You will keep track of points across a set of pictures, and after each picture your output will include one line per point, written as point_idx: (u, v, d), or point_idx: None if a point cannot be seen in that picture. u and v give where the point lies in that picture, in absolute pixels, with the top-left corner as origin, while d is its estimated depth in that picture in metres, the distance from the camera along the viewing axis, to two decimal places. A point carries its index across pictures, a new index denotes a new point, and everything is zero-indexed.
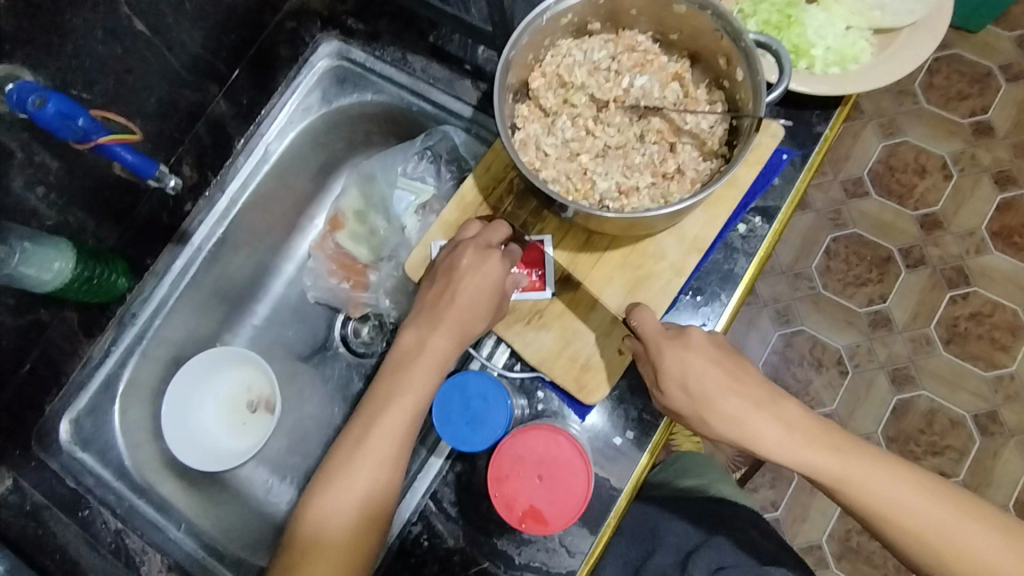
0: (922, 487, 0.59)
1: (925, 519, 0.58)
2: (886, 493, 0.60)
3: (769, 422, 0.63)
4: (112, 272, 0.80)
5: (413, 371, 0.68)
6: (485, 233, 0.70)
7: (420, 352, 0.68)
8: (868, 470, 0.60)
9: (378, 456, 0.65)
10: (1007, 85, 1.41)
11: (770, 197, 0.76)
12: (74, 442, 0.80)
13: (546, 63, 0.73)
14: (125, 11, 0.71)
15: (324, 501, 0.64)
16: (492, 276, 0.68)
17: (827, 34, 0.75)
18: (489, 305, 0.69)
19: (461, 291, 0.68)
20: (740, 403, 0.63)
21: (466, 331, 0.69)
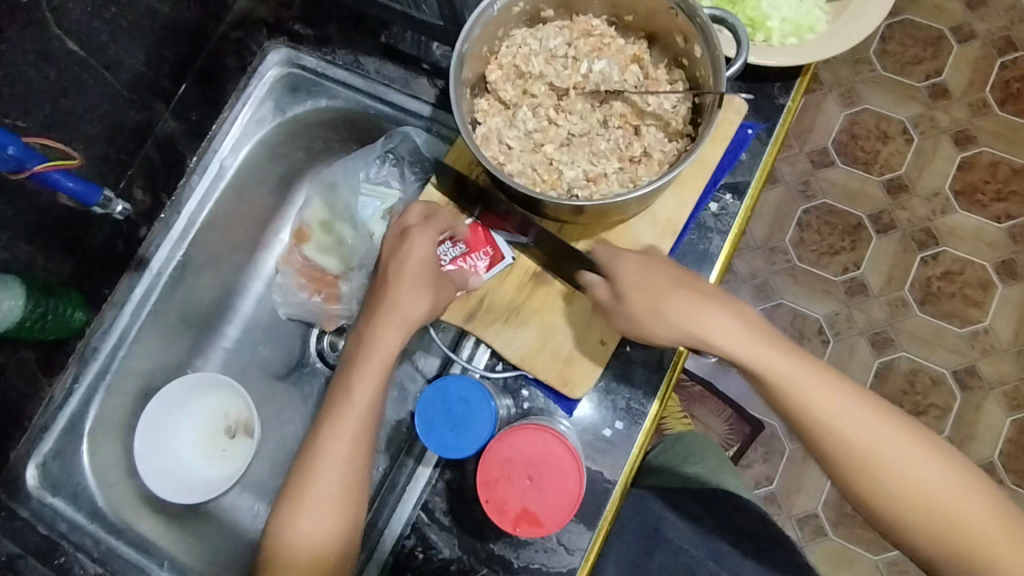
0: (924, 454, 0.60)
1: (879, 451, 0.59)
2: (881, 445, 0.60)
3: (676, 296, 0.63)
4: (66, 305, 0.76)
5: (366, 367, 0.65)
6: (410, 215, 0.70)
7: (377, 348, 0.66)
8: (855, 412, 0.60)
9: (349, 466, 0.63)
10: (959, 46, 1.42)
11: (739, 172, 0.75)
12: (43, 487, 0.77)
13: (502, 55, 0.71)
14: (55, 32, 0.68)
15: (300, 520, 0.62)
16: (422, 253, 0.67)
17: (782, 4, 0.73)
18: (429, 285, 0.67)
19: (398, 270, 0.67)
20: (641, 277, 0.64)
21: (405, 315, 0.66)
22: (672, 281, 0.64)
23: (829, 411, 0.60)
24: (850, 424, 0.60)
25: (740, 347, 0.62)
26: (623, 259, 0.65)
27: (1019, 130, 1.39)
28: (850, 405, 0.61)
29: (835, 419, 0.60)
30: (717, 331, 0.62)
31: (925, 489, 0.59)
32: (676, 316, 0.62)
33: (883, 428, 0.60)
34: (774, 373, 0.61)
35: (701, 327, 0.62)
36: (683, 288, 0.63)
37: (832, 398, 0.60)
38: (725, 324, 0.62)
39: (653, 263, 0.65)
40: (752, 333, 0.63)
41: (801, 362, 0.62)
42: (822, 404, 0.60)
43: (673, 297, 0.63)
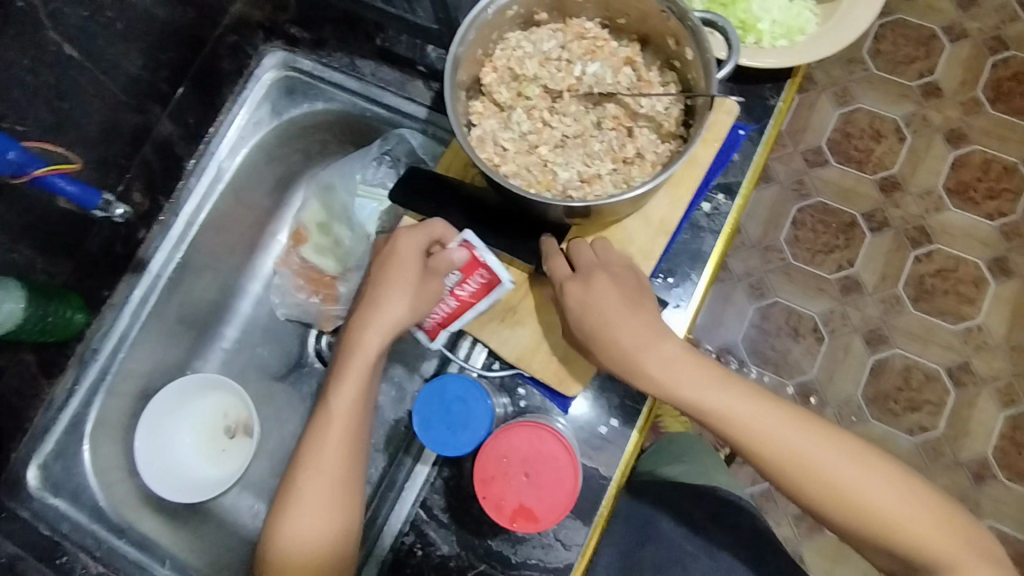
0: (851, 465, 0.61)
1: (809, 464, 0.61)
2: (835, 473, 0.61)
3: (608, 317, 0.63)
4: (67, 308, 0.76)
5: (347, 378, 0.66)
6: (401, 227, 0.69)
7: (356, 357, 0.66)
8: (780, 431, 0.62)
9: (337, 473, 0.65)
10: (951, 45, 1.44)
11: (732, 173, 0.77)
12: (45, 488, 0.77)
13: (496, 57, 0.72)
14: (54, 37, 0.69)
15: (291, 523, 0.63)
16: (403, 252, 0.66)
17: (772, 7, 0.76)
18: (407, 288, 0.66)
19: (380, 270, 0.67)
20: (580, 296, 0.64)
21: (387, 320, 0.66)
22: (629, 325, 0.63)
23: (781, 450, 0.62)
24: (807, 460, 0.61)
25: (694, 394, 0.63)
26: (584, 301, 0.64)
27: (1010, 129, 1.41)
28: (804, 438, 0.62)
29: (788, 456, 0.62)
30: (671, 380, 0.63)
31: (858, 497, 0.60)
32: (630, 362, 0.63)
33: (835, 456, 0.61)
34: (730, 420, 0.63)
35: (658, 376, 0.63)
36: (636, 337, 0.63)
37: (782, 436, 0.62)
38: (675, 371, 0.63)
39: (611, 301, 0.64)
40: (705, 377, 0.64)
41: (755, 404, 0.63)
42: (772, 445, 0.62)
43: (626, 348, 0.63)
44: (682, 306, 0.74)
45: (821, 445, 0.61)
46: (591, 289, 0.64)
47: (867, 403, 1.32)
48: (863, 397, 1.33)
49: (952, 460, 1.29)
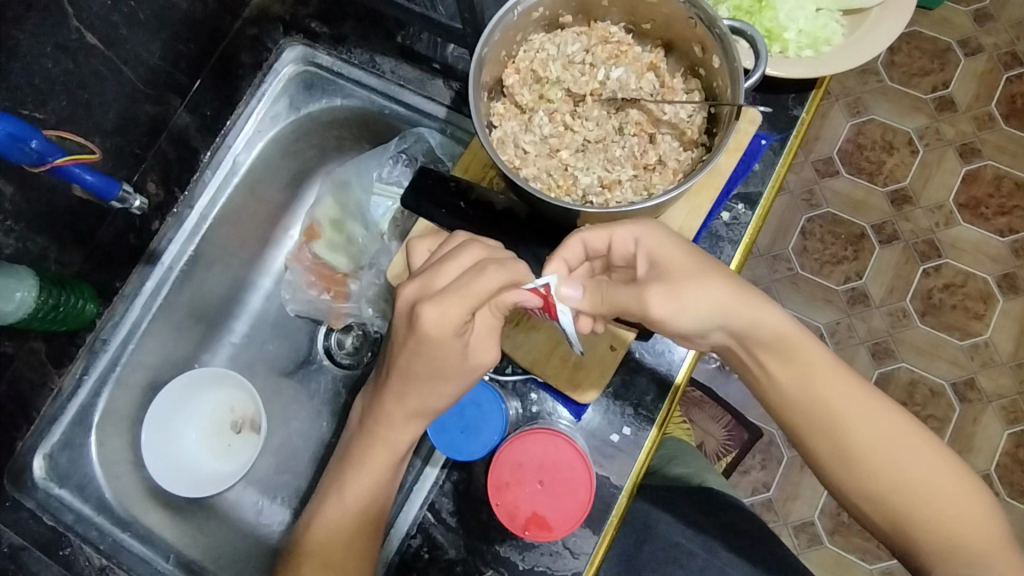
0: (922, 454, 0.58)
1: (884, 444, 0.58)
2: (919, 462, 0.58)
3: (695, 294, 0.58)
4: (78, 298, 0.76)
5: (371, 456, 0.63)
6: (443, 275, 0.58)
7: (382, 444, 0.63)
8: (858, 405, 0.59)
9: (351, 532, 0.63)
10: (966, 59, 1.43)
11: (752, 182, 0.76)
12: (50, 478, 0.77)
13: (520, 59, 0.72)
14: (75, 24, 0.68)
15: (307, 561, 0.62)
16: (444, 337, 0.57)
17: (799, 17, 0.75)
18: (450, 378, 0.60)
19: (412, 356, 0.59)
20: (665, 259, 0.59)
21: (418, 407, 0.62)
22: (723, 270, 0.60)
23: (863, 415, 0.59)
24: (885, 439, 0.59)
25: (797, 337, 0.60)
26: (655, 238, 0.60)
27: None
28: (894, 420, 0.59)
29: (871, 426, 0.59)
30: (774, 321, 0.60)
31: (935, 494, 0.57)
32: (722, 298, 0.59)
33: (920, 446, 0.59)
34: (826, 372, 0.60)
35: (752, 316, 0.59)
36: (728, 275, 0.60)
37: (872, 408, 0.59)
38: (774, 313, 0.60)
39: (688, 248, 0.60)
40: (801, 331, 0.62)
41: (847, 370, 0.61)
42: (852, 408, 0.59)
43: (725, 281, 0.59)
44: None
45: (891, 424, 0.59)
46: (666, 241, 0.60)
47: None
48: None
49: None
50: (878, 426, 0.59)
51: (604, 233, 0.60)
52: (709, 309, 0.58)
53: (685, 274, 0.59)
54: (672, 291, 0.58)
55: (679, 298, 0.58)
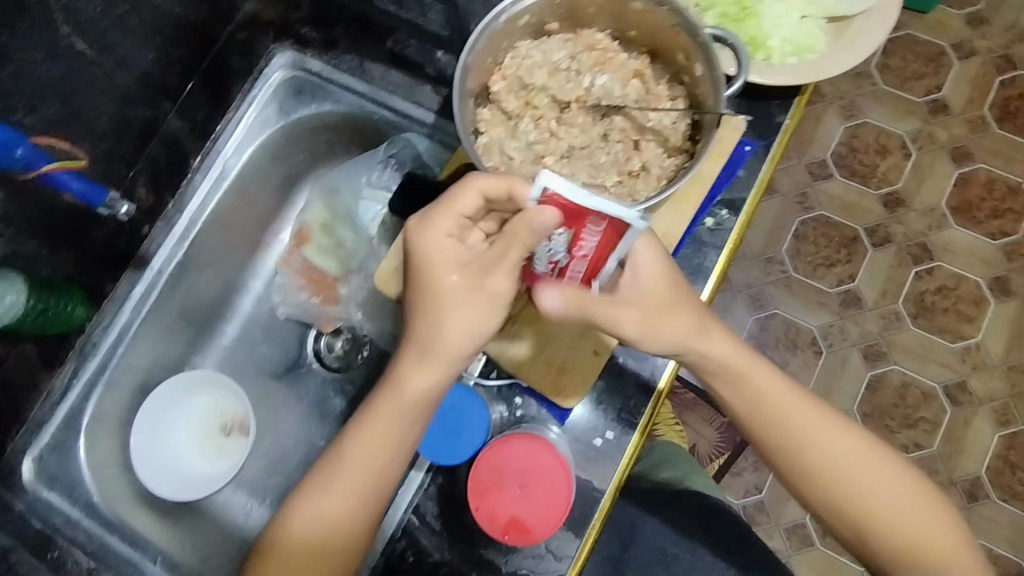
0: (857, 455, 0.64)
1: (823, 447, 0.64)
2: (891, 483, 0.63)
3: (679, 323, 0.62)
4: (68, 301, 0.77)
5: (388, 404, 0.63)
6: (463, 206, 0.59)
7: (401, 392, 0.63)
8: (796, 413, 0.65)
9: (361, 485, 0.64)
10: (959, 63, 1.44)
11: (736, 189, 0.76)
12: (39, 480, 0.77)
13: (506, 66, 0.73)
14: (65, 31, 0.69)
15: (312, 517, 0.63)
16: (448, 257, 0.60)
17: (783, 24, 0.76)
18: (466, 304, 0.60)
19: (437, 288, 0.60)
20: (665, 293, 0.62)
21: (440, 346, 0.61)
22: (697, 304, 0.64)
23: (835, 443, 0.64)
24: (825, 442, 0.64)
25: (764, 373, 0.65)
26: (638, 258, 0.61)
27: (1016, 149, 1.41)
28: (865, 442, 0.65)
29: (842, 451, 0.64)
30: (744, 358, 0.65)
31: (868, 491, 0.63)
32: (698, 332, 0.63)
33: (890, 465, 0.64)
34: (768, 382, 0.65)
35: (726, 350, 0.65)
36: (705, 311, 0.65)
37: (846, 434, 0.64)
38: (745, 348, 0.66)
39: (668, 270, 0.62)
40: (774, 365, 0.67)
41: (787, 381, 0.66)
42: (822, 435, 0.64)
43: (701, 316, 0.64)
44: None
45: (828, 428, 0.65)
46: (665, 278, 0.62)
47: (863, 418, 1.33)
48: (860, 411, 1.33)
49: (946, 478, 1.30)
50: (853, 451, 0.64)
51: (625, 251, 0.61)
52: (674, 340, 0.62)
53: (656, 304, 0.61)
54: (642, 320, 0.61)
55: (647, 323, 0.61)
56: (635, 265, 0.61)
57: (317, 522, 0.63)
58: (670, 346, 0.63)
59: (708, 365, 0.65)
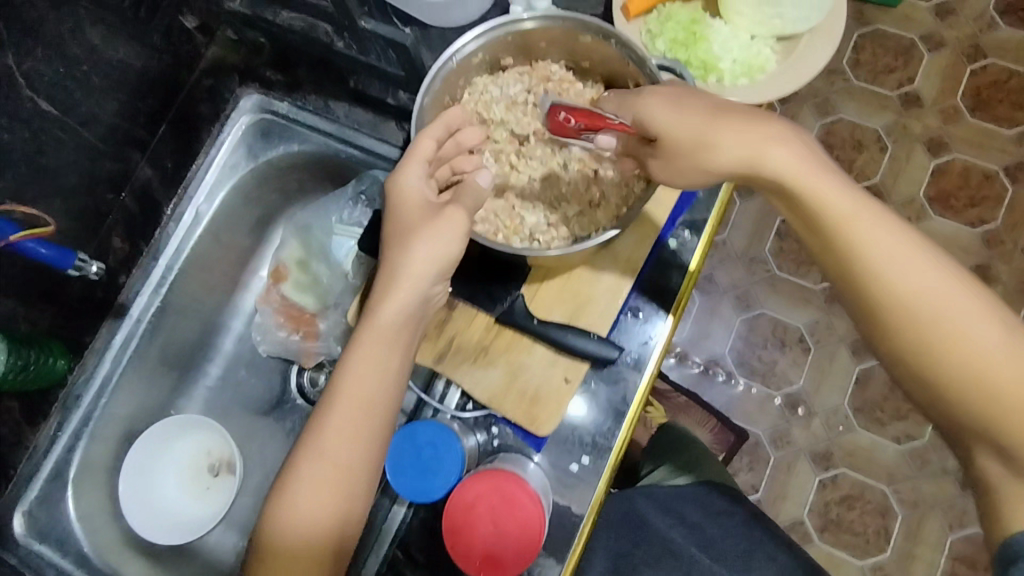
0: (937, 268, 0.50)
1: (879, 234, 0.51)
2: (992, 350, 0.48)
3: (731, 132, 0.56)
4: (48, 355, 0.78)
5: (366, 343, 0.62)
6: (421, 147, 0.65)
7: (377, 329, 0.62)
8: (827, 180, 0.53)
9: (353, 433, 0.61)
10: (929, 55, 1.41)
11: (697, 211, 0.76)
12: (30, 534, 0.79)
13: (464, 101, 0.74)
14: (28, 94, 0.70)
15: (304, 484, 0.60)
16: (414, 195, 0.65)
17: (732, 46, 0.77)
18: (435, 227, 0.62)
19: (403, 224, 0.63)
20: (699, 120, 0.58)
21: (413, 272, 0.62)
22: (744, 112, 0.57)
23: (922, 290, 0.50)
24: (914, 282, 0.50)
25: (839, 201, 0.52)
26: (682, 99, 0.60)
27: (991, 138, 1.38)
28: (965, 297, 0.50)
29: (927, 292, 0.50)
30: (817, 186, 0.53)
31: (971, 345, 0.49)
32: (755, 147, 0.55)
33: (996, 342, 0.49)
34: (858, 217, 0.52)
35: (790, 166, 0.54)
36: (759, 116, 0.56)
37: (934, 272, 0.50)
38: (818, 169, 0.53)
39: (714, 103, 0.59)
40: (855, 188, 0.54)
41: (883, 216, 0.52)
42: (907, 279, 0.51)
43: (750, 129, 0.55)
44: (651, 341, 0.74)
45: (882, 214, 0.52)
46: (703, 103, 0.59)
47: (853, 413, 1.29)
48: (850, 406, 1.29)
49: (937, 469, 1.26)
50: (948, 311, 0.50)
51: (659, 102, 0.60)
52: (740, 154, 0.56)
53: (687, 144, 0.58)
54: (667, 163, 0.61)
55: (696, 164, 0.59)
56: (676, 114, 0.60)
57: (324, 466, 0.60)
58: (732, 161, 0.56)
59: (762, 180, 0.56)
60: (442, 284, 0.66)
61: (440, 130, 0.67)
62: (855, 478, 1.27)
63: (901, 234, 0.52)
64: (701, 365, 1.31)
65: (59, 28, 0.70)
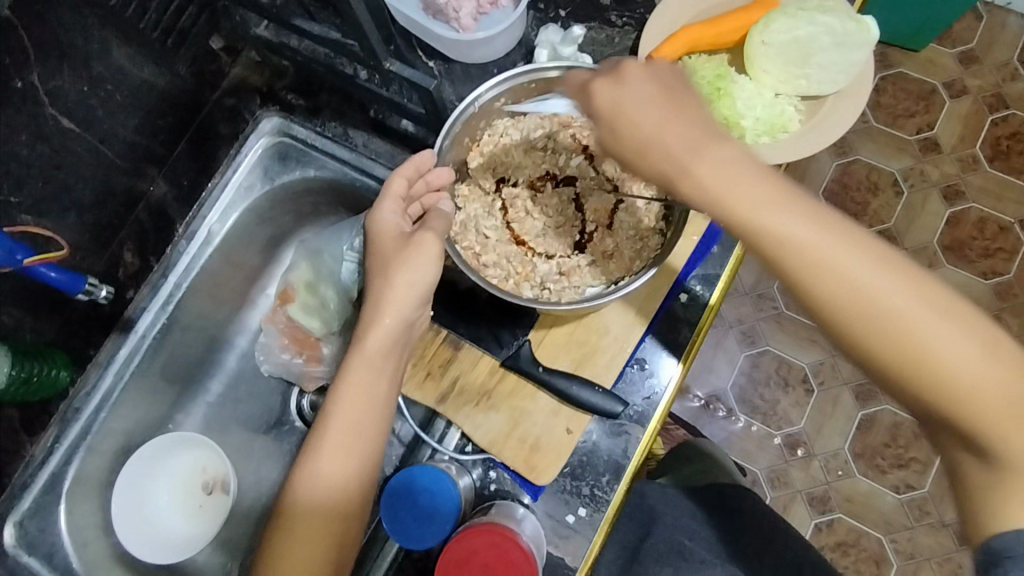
0: (868, 259, 0.48)
1: (801, 239, 0.48)
2: (944, 353, 0.46)
3: (667, 130, 0.52)
4: (51, 367, 0.78)
5: (353, 368, 0.65)
6: (398, 183, 0.67)
7: (364, 353, 0.65)
8: (747, 189, 0.49)
9: (344, 452, 0.64)
10: (951, 101, 1.38)
11: (710, 265, 0.75)
12: (20, 546, 0.78)
13: (484, 143, 0.74)
14: (50, 111, 0.71)
15: (298, 503, 0.63)
16: (389, 228, 0.66)
17: (756, 104, 0.77)
18: (409, 256, 0.64)
19: (385, 259, 0.65)
20: (653, 112, 0.53)
21: (395, 301, 0.64)
22: (678, 116, 0.52)
23: (852, 296, 0.48)
24: (844, 281, 0.48)
25: (757, 213, 0.49)
26: (630, 102, 0.53)
27: (1009, 188, 1.35)
28: (904, 292, 0.47)
29: (864, 302, 0.47)
30: (740, 209, 0.49)
31: (914, 334, 0.46)
32: (677, 178, 0.51)
33: (942, 331, 0.46)
34: (779, 221, 0.49)
35: (709, 184, 0.50)
36: (689, 123, 0.52)
37: (868, 274, 0.47)
38: (737, 181, 0.50)
39: (661, 88, 0.54)
40: (780, 193, 0.49)
41: (809, 216, 0.49)
42: (838, 286, 0.48)
43: (673, 155, 0.51)
44: (655, 396, 0.73)
45: (808, 215, 0.49)
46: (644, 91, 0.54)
47: (852, 458, 1.28)
48: (849, 452, 1.28)
49: (937, 520, 1.25)
50: (889, 311, 0.47)
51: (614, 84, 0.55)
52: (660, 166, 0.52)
53: (629, 145, 0.54)
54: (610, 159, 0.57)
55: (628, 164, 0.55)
56: (620, 115, 0.54)
57: (320, 484, 0.63)
58: (661, 181, 0.53)
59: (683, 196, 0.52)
60: (425, 309, 0.68)
61: (411, 169, 0.68)
62: (851, 524, 1.26)
63: (830, 238, 0.48)
64: (702, 399, 1.30)
65: (86, 48, 0.71)
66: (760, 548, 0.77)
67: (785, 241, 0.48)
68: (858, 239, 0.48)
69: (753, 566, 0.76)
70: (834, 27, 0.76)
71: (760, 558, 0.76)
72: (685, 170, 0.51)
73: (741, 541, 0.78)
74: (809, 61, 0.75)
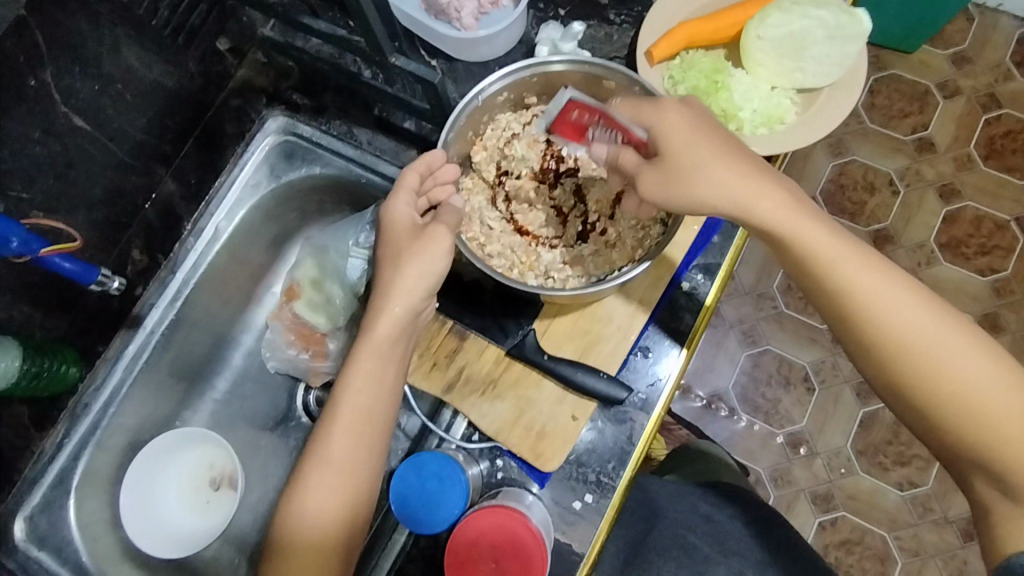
0: (912, 299, 0.56)
1: (859, 277, 0.57)
2: (970, 379, 0.54)
3: (730, 168, 0.59)
4: (61, 362, 0.79)
5: (362, 358, 0.66)
6: (410, 177, 0.69)
7: (375, 343, 0.66)
8: (811, 231, 0.58)
9: (354, 441, 0.65)
10: (945, 101, 1.40)
11: (711, 254, 0.76)
12: (30, 540, 0.79)
13: (487, 137, 0.75)
14: (62, 109, 0.72)
15: (308, 493, 0.64)
16: (402, 220, 0.68)
17: (753, 97, 0.78)
18: (420, 248, 0.65)
19: (397, 250, 0.67)
20: (714, 154, 0.59)
21: (405, 292, 0.65)
22: (740, 158, 0.60)
23: (899, 328, 0.56)
24: (896, 315, 0.56)
25: (824, 250, 0.57)
26: (689, 141, 0.60)
27: (1004, 186, 1.37)
28: (942, 328, 0.55)
29: (908, 326, 0.56)
30: (808, 239, 0.58)
31: (943, 366, 0.55)
32: (753, 209, 0.59)
33: (972, 365, 0.54)
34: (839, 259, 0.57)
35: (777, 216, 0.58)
36: (753, 168, 0.60)
37: (912, 307, 0.56)
38: (802, 220, 0.58)
39: (702, 123, 0.61)
40: (839, 237, 0.58)
41: (867, 260, 0.57)
42: (887, 318, 0.56)
43: (748, 187, 0.59)
44: (659, 383, 0.74)
45: (865, 258, 0.57)
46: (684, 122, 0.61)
47: (855, 456, 1.28)
48: (852, 449, 1.28)
49: (940, 517, 1.25)
50: (928, 345, 0.55)
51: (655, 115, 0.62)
52: (722, 191, 0.59)
53: (682, 168, 0.60)
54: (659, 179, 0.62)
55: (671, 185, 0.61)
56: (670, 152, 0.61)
57: (331, 473, 0.64)
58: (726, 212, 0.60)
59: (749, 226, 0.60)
60: (431, 300, 0.69)
61: (423, 165, 0.69)
62: (854, 521, 1.26)
63: (878, 275, 0.57)
64: (703, 400, 1.31)
65: (97, 48, 0.73)
66: (763, 537, 0.78)
67: (846, 278, 0.57)
68: (905, 282, 0.57)
69: (759, 555, 0.76)
70: (827, 20, 0.77)
71: (766, 549, 0.77)
72: (755, 205, 0.59)
73: (746, 531, 0.79)
74: (803, 55, 0.76)
